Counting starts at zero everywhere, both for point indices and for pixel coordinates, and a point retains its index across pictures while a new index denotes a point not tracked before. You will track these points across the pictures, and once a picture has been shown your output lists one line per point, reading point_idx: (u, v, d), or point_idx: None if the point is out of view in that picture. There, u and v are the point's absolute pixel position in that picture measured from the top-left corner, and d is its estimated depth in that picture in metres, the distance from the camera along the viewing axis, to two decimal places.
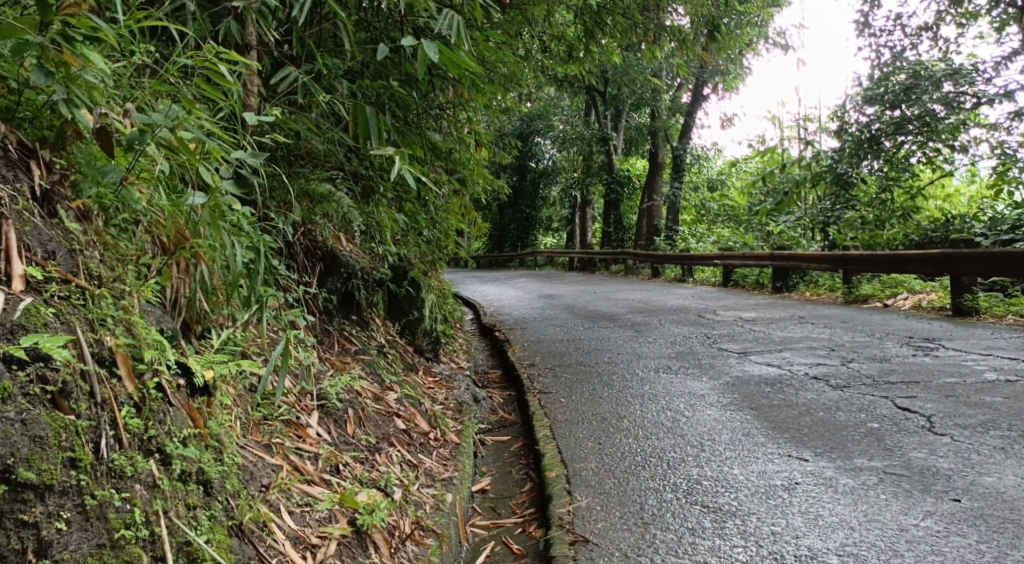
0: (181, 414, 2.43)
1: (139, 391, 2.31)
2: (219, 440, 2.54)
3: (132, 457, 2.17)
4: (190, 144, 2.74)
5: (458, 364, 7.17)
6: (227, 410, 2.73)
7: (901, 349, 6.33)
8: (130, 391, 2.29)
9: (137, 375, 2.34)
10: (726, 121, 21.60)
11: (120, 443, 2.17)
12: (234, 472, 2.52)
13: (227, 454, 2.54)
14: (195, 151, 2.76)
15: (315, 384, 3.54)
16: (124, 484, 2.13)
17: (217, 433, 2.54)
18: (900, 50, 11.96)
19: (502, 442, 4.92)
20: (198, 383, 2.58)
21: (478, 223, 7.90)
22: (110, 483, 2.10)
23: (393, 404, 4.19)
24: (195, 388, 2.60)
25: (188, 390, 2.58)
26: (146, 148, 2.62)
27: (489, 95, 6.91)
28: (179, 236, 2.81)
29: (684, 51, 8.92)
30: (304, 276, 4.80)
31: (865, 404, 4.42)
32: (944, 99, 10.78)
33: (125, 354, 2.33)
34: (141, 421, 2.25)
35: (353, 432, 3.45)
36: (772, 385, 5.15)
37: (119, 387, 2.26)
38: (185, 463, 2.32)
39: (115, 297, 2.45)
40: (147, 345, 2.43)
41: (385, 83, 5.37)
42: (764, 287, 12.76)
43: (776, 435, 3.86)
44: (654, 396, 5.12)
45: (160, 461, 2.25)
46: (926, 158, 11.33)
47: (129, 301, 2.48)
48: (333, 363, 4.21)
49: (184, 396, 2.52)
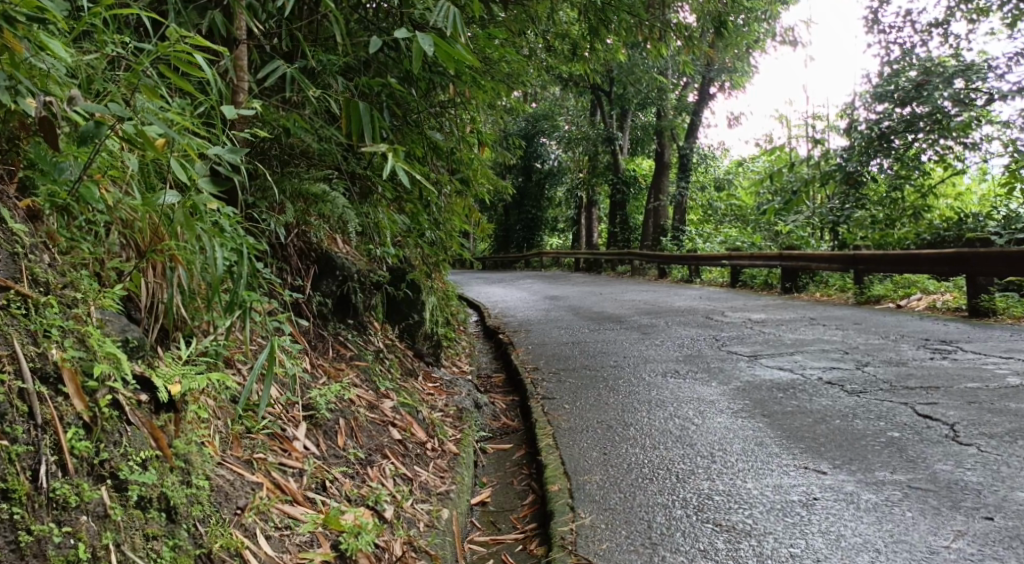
0: (140, 433, 2.28)
1: (89, 410, 2.17)
2: (186, 461, 2.39)
3: (78, 485, 2.04)
4: (157, 139, 2.58)
5: (461, 367, 7.00)
6: (202, 426, 2.57)
7: (918, 351, 6.12)
8: (79, 410, 2.15)
9: (88, 392, 2.20)
10: (733, 121, 21.36)
11: (63, 470, 2.04)
12: (205, 495, 2.37)
13: (195, 476, 2.38)
14: (163, 147, 2.60)
15: (304, 392, 3.37)
16: (67, 516, 1.99)
17: (184, 452, 2.38)
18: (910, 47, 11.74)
19: (504, 450, 4.73)
20: (162, 398, 2.41)
21: (481, 224, 7.72)
22: (49, 516, 1.96)
23: (389, 413, 4.01)
24: (161, 402, 2.43)
25: (153, 406, 2.41)
26: (109, 143, 2.46)
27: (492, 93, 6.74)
28: (153, 237, 2.66)
29: (690, 48, 8.72)
30: (297, 279, 4.62)
31: (883, 411, 4.22)
32: (955, 96, 10.54)
33: (73, 368, 2.19)
34: (89, 444, 2.11)
35: (345, 443, 3.27)
36: (784, 391, 4.94)
37: (65, 407, 2.12)
38: (144, 489, 2.18)
39: (65, 306, 2.32)
40: (102, 358, 2.28)
41: (383, 81, 5.20)
42: (774, 288, 12.54)
43: (791, 445, 3.66)
44: (662, 403, 4.92)
45: (113, 488, 2.12)
46: (937, 156, 11.14)
47: (80, 310, 2.35)
48: (326, 371, 4.04)
49: (146, 412, 2.36)
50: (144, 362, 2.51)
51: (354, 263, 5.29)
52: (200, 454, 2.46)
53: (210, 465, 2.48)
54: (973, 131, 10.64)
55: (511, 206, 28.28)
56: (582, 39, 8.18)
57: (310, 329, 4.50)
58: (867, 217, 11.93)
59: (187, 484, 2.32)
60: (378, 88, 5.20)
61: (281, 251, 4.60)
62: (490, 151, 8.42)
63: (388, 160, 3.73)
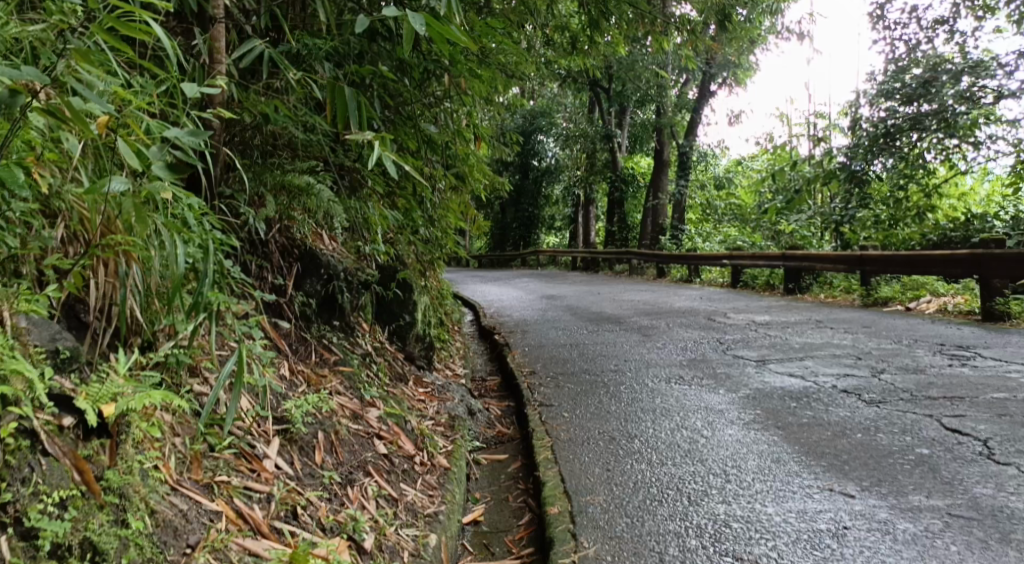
0: (59, 466, 1.97)
1: None
2: (125, 494, 2.07)
3: None
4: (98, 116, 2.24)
5: (454, 370, 6.69)
6: (153, 448, 2.27)
7: (935, 358, 5.82)
8: None
9: None
10: (733, 119, 21.03)
11: None
12: (146, 534, 2.06)
13: (133, 512, 2.06)
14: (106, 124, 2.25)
15: (278, 402, 3.05)
16: None
17: (120, 484, 2.07)
18: (915, 44, 11.45)
19: (499, 462, 4.43)
20: (92, 422, 2.09)
21: (477, 221, 7.40)
22: None
23: (373, 423, 3.70)
24: (93, 426, 2.12)
25: (84, 430, 2.10)
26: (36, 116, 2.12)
27: (489, 84, 6.43)
28: (104, 232, 2.38)
29: (692, 42, 8.41)
30: (278, 278, 4.31)
31: (908, 425, 3.93)
32: (961, 94, 10.21)
33: None
34: None
35: (322, 460, 2.96)
36: (798, 400, 4.64)
37: None
38: (58, 536, 1.87)
39: None
40: (10, 377, 1.97)
41: (373, 70, 4.89)
42: (776, 289, 12.24)
43: (812, 463, 3.37)
44: (667, 412, 4.61)
45: (19, 536, 1.82)
46: (939, 158, 10.79)
47: None
48: (307, 378, 3.72)
49: (70, 441, 2.05)
50: (76, 380, 2.20)
51: (340, 261, 4.97)
52: (143, 482, 2.15)
53: (158, 495, 2.17)
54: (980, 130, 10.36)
55: (507, 204, 27.96)
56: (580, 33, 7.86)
57: (291, 331, 4.18)
58: (872, 217, 11.62)
59: (119, 521, 2.01)
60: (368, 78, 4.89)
61: (260, 247, 4.29)
62: (486, 146, 8.10)
63: (376, 148, 3.40)
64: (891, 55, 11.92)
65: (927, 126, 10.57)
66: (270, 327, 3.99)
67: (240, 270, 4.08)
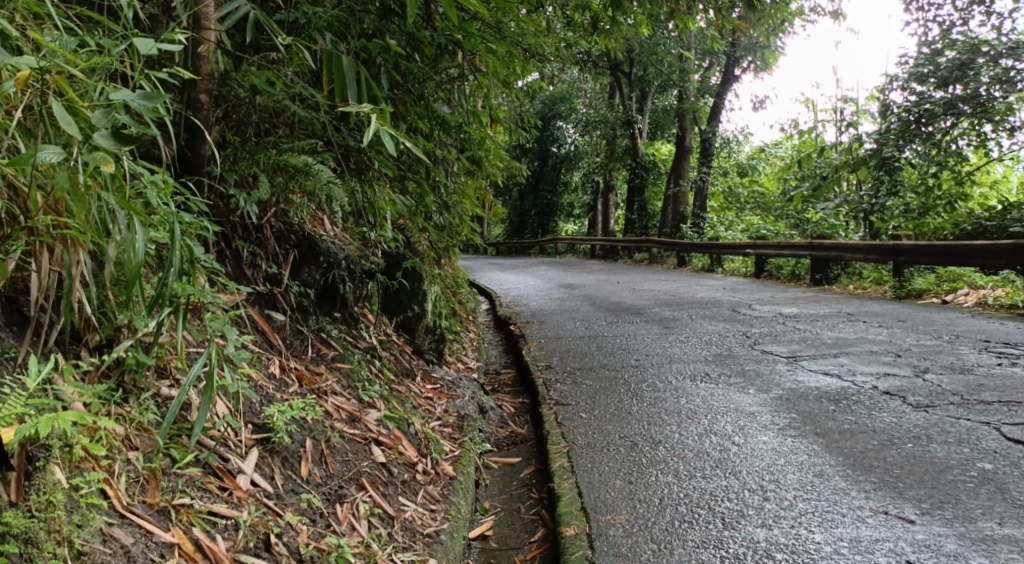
0: None
1: None
2: (30, 539, 1.73)
3: None
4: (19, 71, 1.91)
5: (466, 363, 6.36)
6: (88, 471, 1.94)
7: (981, 356, 5.41)
8: None
9: None
10: (757, 105, 20.46)
11: None
12: None
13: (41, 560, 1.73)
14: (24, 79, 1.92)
15: (262, 405, 2.73)
16: None
17: (23, 528, 1.73)
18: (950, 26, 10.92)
19: (512, 466, 4.10)
20: None
21: (492, 208, 7.06)
22: None
23: (372, 427, 3.37)
24: None
25: None
26: None
27: (508, 63, 6.08)
28: (48, 210, 2.07)
29: (718, 21, 7.98)
30: (270, 267, 3.98)
31: (963, 433, 3.56)
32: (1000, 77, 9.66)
33: None
34: None
35: (309, 474, 2.62)
36: (836, 403, 4.27)
37: None
38: None
39: None
40: None
41: (380, 43, 4.54)
42: (802, 280, 11.79)
43: (861, 479, 3.01)
44: (693, 414, 4.25)
45: None
46: (972, 145, 10.30)
47: None
48: (299, 377, 3.39)
49: None
50: None
51: (342, 248, 4.63)
52: (68, 516, 1.83)
53: (93, 529, 1.86)
54: (1018, 114, 9.83)
55: (526, 191, 27.55)
56: (600, 12, 7.44)
57: (285, 325, 3.86)
58: (902, 205, 11.17)
59: None
60: (375, 53, 4.54)
61: (252, 233, 3.97)
62: (502, 130, 7.74)
63: (371, 121, 3.01)
64: (925, 37, 11.39)
65: (963, 111, 10.06)
66: (260, 321, 3.67)
67: (229, 258, 3.76)
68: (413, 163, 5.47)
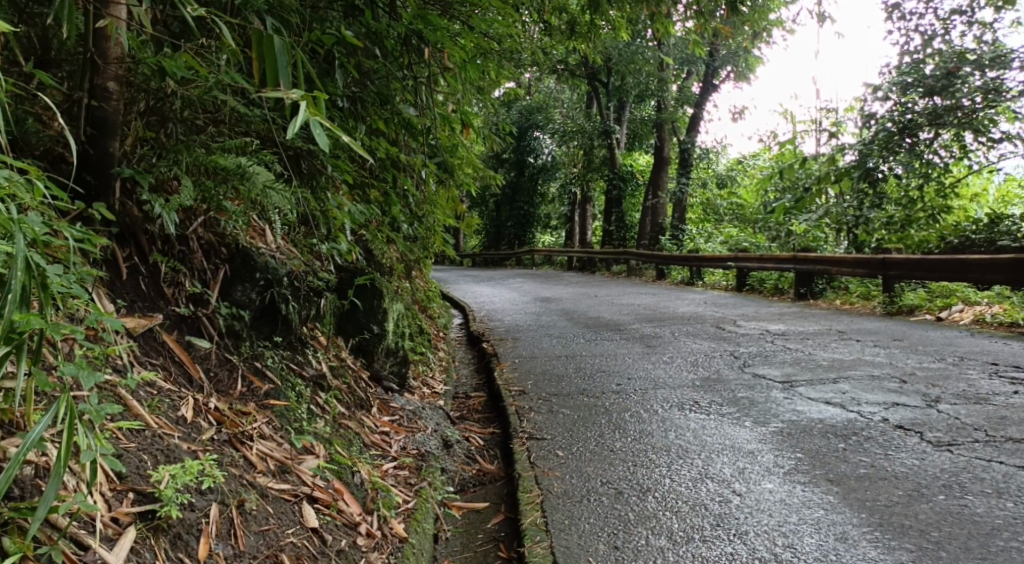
0: None
1: None
2: None
3: None
4: None
5: (432, 388, 5.81)
6: None
7: (994, 382, 4.93)
8: None
9: None
10: (733, 115, 20.08)
11: None
12: None
13: None
14: None
15: (156, 463, 2.27)
16: None
17: None
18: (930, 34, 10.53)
19: (477, 514, 3.56)
20: None
21: (465, 219, 6.51)
22: None
23: (306, 478, 2.83)
24: None
25: None
26: None
27: (484, 66, 5.60)
28: None
29: (699, 25, 7.47)
30: (192, 286, 3.43)
31: (998, 482, 3.09)
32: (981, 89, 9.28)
33: None
34: None
35: (209, 556, 2.15)
36: (847, 440, 3.77)
37: None
38: None
39: None
40: None
41: (332, 33, 3.99)
42: (786, 294, 11.35)
43: (894, 546, 2.61)
44: (684, 454, 3.73)
45: None
46: (955, 156, 9.91)
47: None
48: (218, 420, 2.85)
49: None
50: None
51: (285, 261, 4.04)
52: None
53: None
54: (1000, 126, 9.47)
55: (503, 201, 26.99)
56: (579, 14, 6.96)
57: (210, 354, 3.31)
58: (885, 218, 10.65)
59: None
60: (328, 44, 3.99)
61: (173, 245, 3.46)
62: (476, 137, 7.24)
63: (299, 108, 2.42)
64: (908, 47, 11.04)
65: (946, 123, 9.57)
66: (178, 350, 3.16)
67: (140, 278, 3.25)
68: (377, 169, 4.92)
